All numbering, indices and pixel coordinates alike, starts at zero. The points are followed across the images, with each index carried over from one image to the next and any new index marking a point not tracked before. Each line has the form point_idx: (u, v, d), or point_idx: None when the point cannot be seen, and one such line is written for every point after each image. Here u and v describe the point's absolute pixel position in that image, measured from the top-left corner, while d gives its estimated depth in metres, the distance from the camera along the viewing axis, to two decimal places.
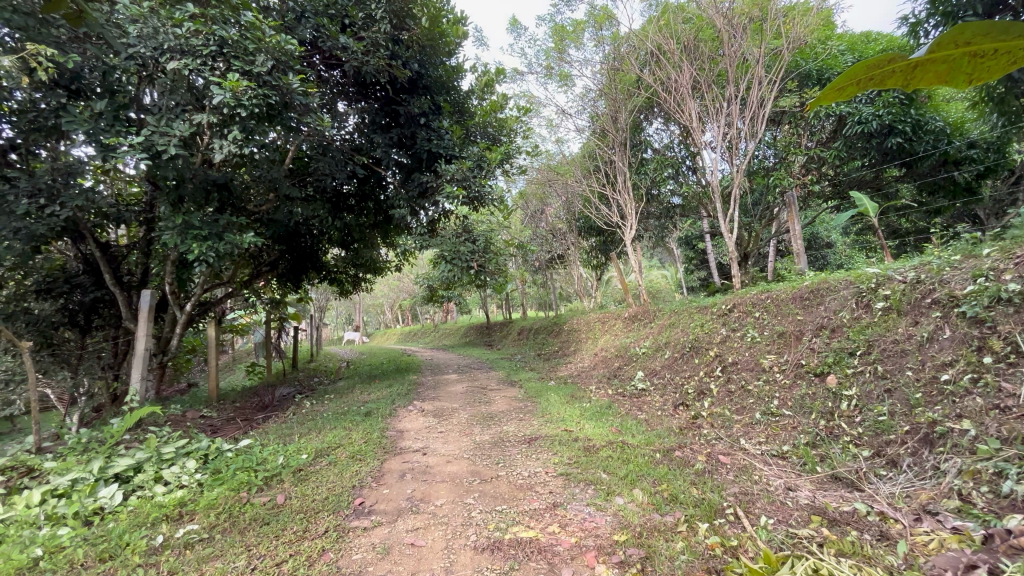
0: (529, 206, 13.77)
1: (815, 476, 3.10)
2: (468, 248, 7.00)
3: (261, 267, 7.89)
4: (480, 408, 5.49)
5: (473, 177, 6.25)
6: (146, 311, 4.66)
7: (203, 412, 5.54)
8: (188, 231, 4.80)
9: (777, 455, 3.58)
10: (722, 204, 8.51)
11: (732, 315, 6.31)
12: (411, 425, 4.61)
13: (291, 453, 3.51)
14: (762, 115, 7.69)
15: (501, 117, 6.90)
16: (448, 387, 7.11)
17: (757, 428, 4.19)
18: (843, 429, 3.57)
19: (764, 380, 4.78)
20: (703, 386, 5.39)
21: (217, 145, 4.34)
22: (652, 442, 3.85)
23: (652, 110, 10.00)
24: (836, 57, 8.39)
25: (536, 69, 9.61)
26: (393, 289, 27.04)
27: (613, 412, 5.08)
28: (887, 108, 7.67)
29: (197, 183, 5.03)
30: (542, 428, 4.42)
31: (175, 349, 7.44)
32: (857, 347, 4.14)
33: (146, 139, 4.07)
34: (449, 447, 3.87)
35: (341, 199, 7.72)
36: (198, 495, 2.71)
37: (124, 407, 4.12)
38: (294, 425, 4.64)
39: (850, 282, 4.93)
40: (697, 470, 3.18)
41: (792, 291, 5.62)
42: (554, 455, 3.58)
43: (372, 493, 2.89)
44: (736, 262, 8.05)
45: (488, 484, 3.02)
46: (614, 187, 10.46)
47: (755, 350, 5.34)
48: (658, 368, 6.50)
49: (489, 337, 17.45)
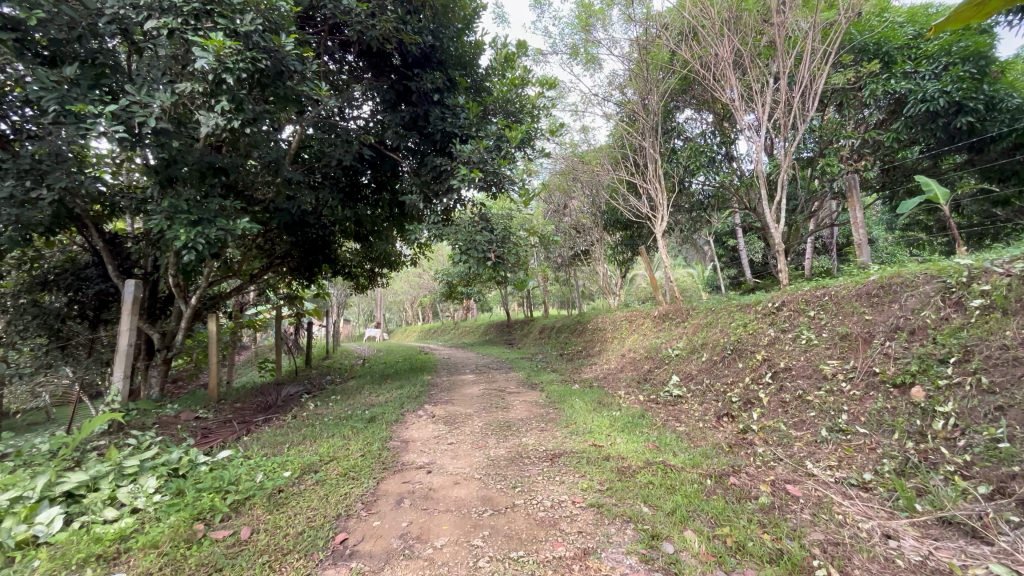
0: (552, 199, 13.14)
1: (916, 518, 2.47)
2: (484, 236, 6.19)
3: (271, 259, 7.53)
4: (496, 415, 4.92)
5: (490, 158, 5.74)
6: (130, 303, 4.26)
7: (199, 413, 5.16)
8: (175, 215, 4.37)
9: (858, 486, 2.92)
10: (767, 193, 7.73)
11: (782, 313, 5.58)
12: (417, 434, 4.09)
13: (274, 469, 3.01)
14: (815, 91, 6.90)
15: (522, 93, 6.28)
16: (463, 389, 6.56)
17: (824, 448, 3.51)
18: (942, 455, 2.90)
19: (827, 390, 4.07)
20: (750, 395, 4.71)
21: (202, 118, 3.89)
22: (700, 464, 3.22)
23: (685, 95, 9.31)
24: (895, 29, 7.59)
25: (559, 51, 8.96)
26: (413, 286, 26.73)
27: (648, 423, 4.45)
28: (957, 83, 6.77)
29: (190, 164, 4.62)
30: (568, 441, 3.83)
31: (179, 344, 7.12)
32: (950, 354, 3.44)
33: (123, 109, 3.65)
34: (459, 463, 3.32)
35: (355, 189, 7.28)
36: (148, 525, 2.24)
37: (103, 409, 3.71)
38: (290, 431, 4.17)
39: (931, 276, 4.19)
40: (763, 506, 2.55)
41: (855, 287, 4.88)
42: (582, 479, 2.98)
43: (360, 526, 2.37)
44: (783, 255, 7.21)
45: (502, 518, 2.45)
46: (644, 176, 9.75)
47: (812, 354, 4.63)
48: (695, 373, 5.83)
49: (509, 335, 17.00)
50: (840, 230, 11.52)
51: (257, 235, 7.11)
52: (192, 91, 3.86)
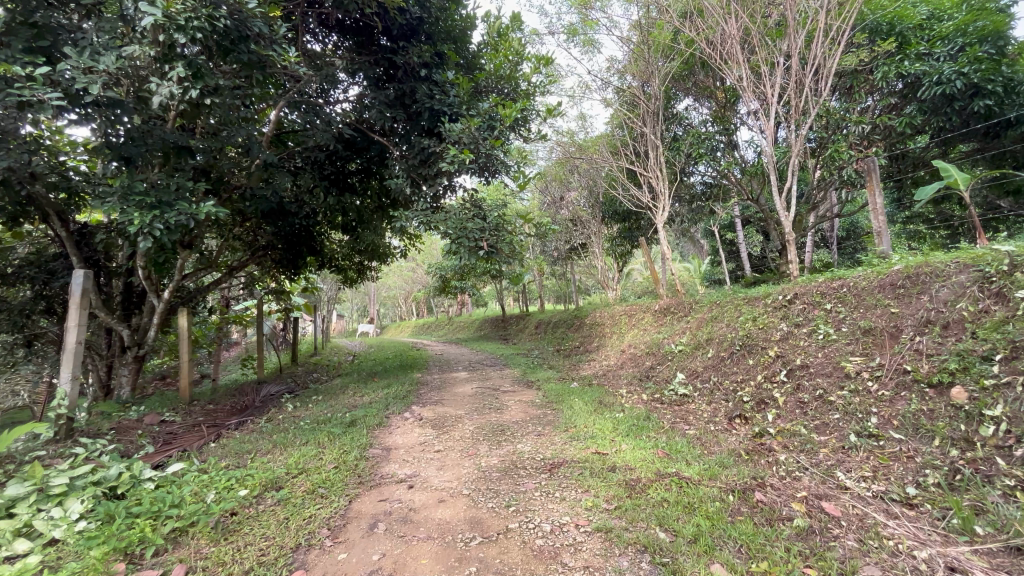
0: (548, 190, 12.72)
1: (980, 546, 2.10)
2: (476, 223, 5.74)
3: (252, 250, 7.10)
4: (489, 417, 4.52)
5: (482, 138, 5.33)
6: (77, 295, 3.83)
7: (165, 416, 4.71)
8: (130, 197, 3.93)
9: (902, 503, 2.56)
10: (776, 180, 7.16)
11: (794, 306, 5.20)
12: (401, 441, 3.69)
13: (230, 486, 2.60)
14: (828, 72, 6.54)
15: (517, 67, 5.80)
16: (455, 388, 6.16)
17: (856, 456, 3.14)
18: (998, 466, 2.53)
19: (851, 390, 3.71)
20: (764, 395, 4.34)
21: (154, 86, 3.46)
22: (719, 475, 2.85)
23: (688, 79, 8.90)
24: (909, 8, 7.12)
25: (555, 31, 8.50)
26: (407, 280, 26.33)
27: (654, 426, 4.08)
28: (975, 64, 6.38)
29: (148, 143, 4.16)
30: (567, 448, 3.45)
31: (152, 341, 6.65)
32: (996, 350, 3.07)
33: (60, 73, 3.21)
34: (445, 477, 2.92)
35: (341, 176, 6.87)
36: (62, 564, 1.83)
37: (45, 416, 3.27)
38: (260, 438, 3.75)
39: (966, 266, 3.82)
40: (800, 532, 2.19)
41: (877, 277, 4.51)
42: (586, 495, 2.59)
43: (322, 560, 1.99)
44: (794, 245, 6.80)
45: (492, 548, 2.06)
46: (645, 164, 9.33)
47: (831, 350, 4.26)
48: (701, 370, 5.47)
49: (504, 331, 16.63)
50: (843, 221, 11.18)
51: (235, 224, 6.67)
52: (143, 55, 3.44)
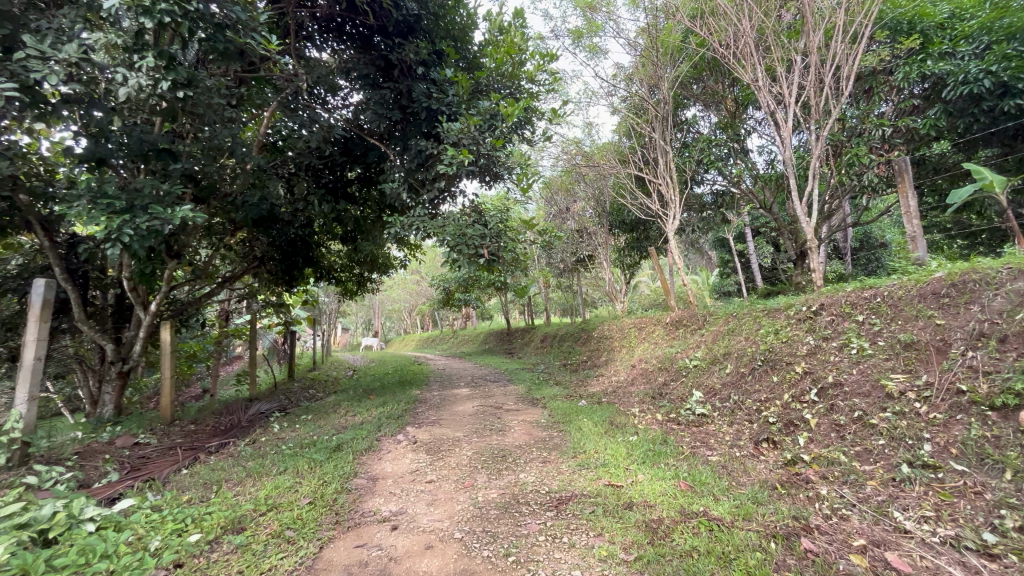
0: (554, 201, 12.40)
1: None
2: (477, 229, 5.41)
3: (246, 261, 6.80)
4: (489, 439, 4.14)
5: (482, 138, 5.05)
6: (37, 308, 3.56)
7: (139, 438, 4.34)
8: (99, 201, 3.63)
9: (979, 552, 2.13)
10: (796, 184, 6.77)
11: (821, 318, 4.77)
12: (390, 469, 3.31)
13: (181, 530, 2.25)
14: (848, 72, 6.19)
15: (519, 65, 5.54)
16: (454, 406, 5.75)
17: (912, 490, 2.71)
18: None
19: (896, 412, 3.28)
20: (792, 416, 3.92)
21: (122, 77, 3.24)
22: (754, 515, 2.44)
23: (697, 84, 8.59)
24: (930, 5, 6.76)
25: (560, 36, 8.25)
26: (412, 293, 26.06)
27: (673, 452, 3.66)
28: (1004, 62, 5.96)
29: (121, 145, 3.90)
30: (574, 478, 3.06)
31: (138, 356, 6.29)
32: None
33: (17, 60, 2.99)
34: (435, 515, 2.52)
35: (337, 182, 6.60)
36: None
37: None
38: (234, 466, 3.36)
39: (1021, 272, 3.41)
40: None
41: (915, 286, 4.09)
42: (598, 541, 2.20)
43: None
44: (816, 253, 6.40)
45: None
46: (654, 171, 8.98)
47: (867, 366, 3.83)
48: (720, 387, 5.04)
49: (509, 344, 16.21)
50: (860, 230, 10.74)
51: (227, 233, 6.36)
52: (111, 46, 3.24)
